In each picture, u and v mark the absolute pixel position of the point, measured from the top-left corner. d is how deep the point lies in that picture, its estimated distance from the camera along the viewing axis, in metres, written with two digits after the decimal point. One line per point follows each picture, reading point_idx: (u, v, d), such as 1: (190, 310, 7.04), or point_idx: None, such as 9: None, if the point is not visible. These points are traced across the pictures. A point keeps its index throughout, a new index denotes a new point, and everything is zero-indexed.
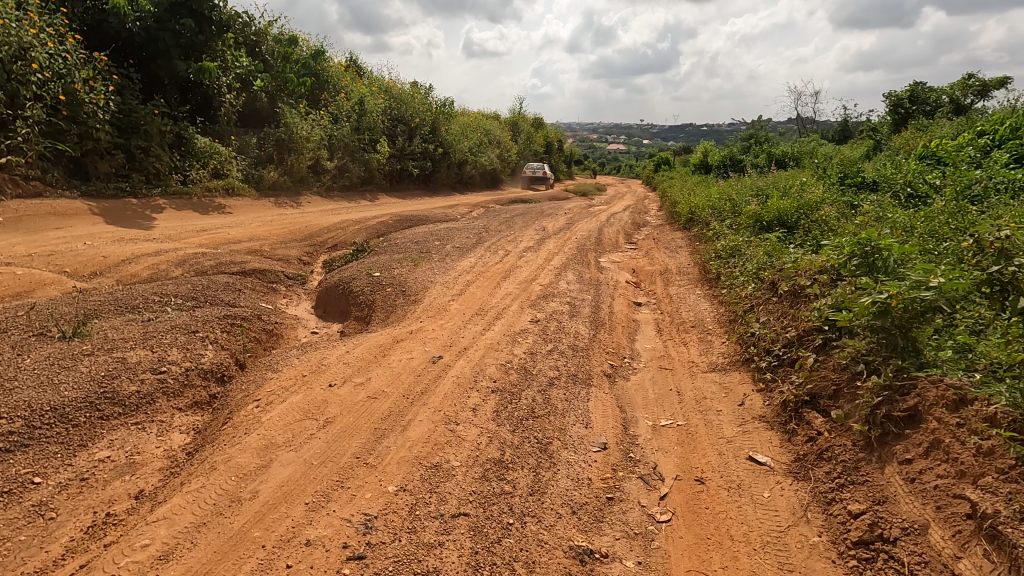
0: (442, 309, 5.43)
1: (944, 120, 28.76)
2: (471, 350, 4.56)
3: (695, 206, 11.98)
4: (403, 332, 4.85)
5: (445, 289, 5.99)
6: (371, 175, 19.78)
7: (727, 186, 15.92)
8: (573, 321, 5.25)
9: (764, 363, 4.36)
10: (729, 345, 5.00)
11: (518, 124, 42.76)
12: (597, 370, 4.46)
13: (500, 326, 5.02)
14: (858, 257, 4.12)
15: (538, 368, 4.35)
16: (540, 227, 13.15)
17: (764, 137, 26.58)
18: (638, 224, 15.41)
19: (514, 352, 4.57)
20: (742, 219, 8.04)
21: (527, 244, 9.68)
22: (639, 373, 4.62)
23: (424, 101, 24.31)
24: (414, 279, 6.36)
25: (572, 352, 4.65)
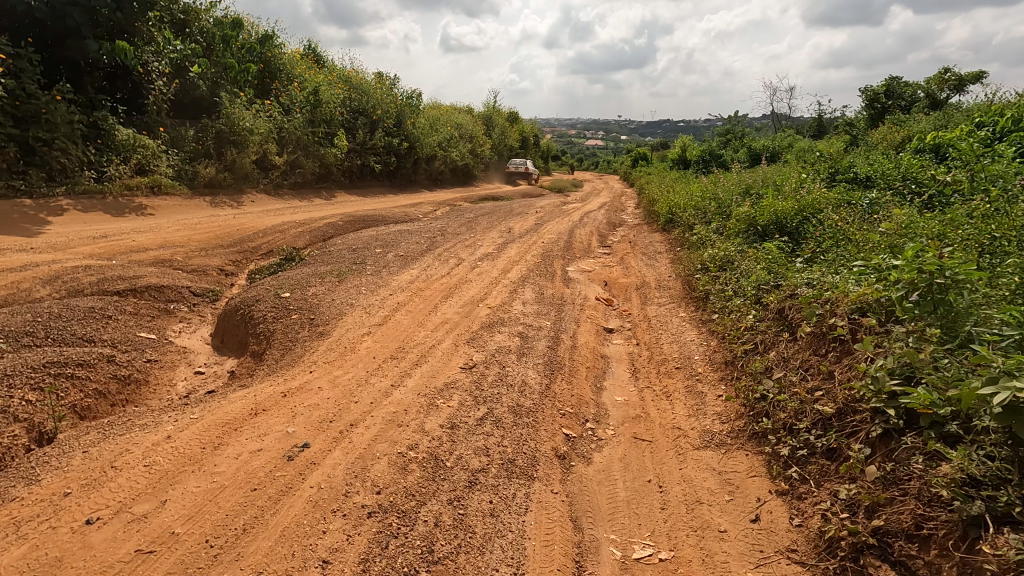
0: (351, 349, 4.17)
1: (921, 114, 28.36)
2: (358, 431, 3.29)
3: (674, 205, 10.88)
4: (274, 396, 3.61)
5: (366, 316, 4.73)
6: (328, 171, 18.34)
7: (708, 182, 14.89)
8: (521, 364, 4.05)
9: (787, 449, 3.19)
10: (727, 404, 3.82)
11: (491, 117, 41.46)
12: (546, 451, 3.24)
13: (419, 377, 3.82)
14: (920, 292, 3.05)
15: (462, 462, 3.06)
16: (505, 227, 11.92)
17: (742, 131, 25.82)
18: (613, 223, 14.28)
19: (428, 425, 3.33)
20: (731, 221, 6.95)
21: (485, 250, 8.46)
22: (607, 452, 3.39)
23: (389, 92, 22.83)
24: (329, 302, 5.08)
25: (513, 419, 3.44)
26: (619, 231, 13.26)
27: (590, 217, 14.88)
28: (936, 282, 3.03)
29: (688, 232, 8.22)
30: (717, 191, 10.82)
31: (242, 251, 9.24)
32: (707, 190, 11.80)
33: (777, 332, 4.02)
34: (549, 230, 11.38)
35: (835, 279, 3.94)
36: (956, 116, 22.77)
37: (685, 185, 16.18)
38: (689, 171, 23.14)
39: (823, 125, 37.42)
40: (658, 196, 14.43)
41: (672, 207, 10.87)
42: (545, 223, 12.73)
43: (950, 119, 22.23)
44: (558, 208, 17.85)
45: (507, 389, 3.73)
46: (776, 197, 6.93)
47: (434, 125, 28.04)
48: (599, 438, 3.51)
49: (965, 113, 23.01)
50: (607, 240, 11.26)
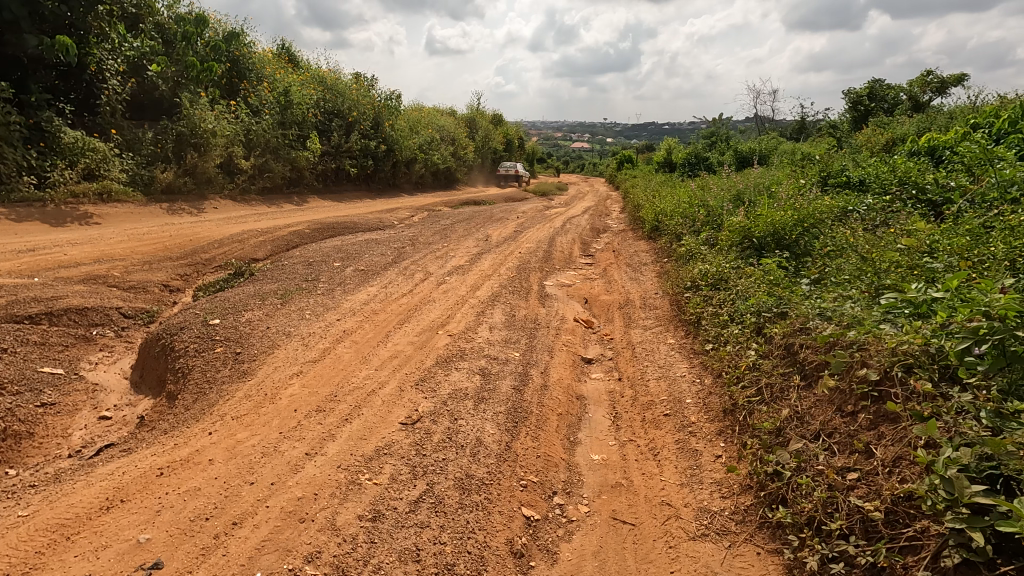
0: (273, 397, 3.48)
1: (904, 117, 28.27)
2: (244, 530, 2.52)
3: (660, 212, 10.30)
4: (147, 474, 2.86)
5: (300, 349, 4.03)
6: (301, 176, 17.56)
7: (694, 186, 14.37)
8: (478, 416, 3.38)
9: (816, 558, 2.46)
10: (732, 477, 3.14)
11: (474, 120, 40.85)
12: (502, 549, 2.55)
13: (347, 438, 3.14)
14: (994, 346, 2.56)
15: (384, 573, 2.31)
16: (483, 235, 11.26)
17: (727, 134, 25.46)
18: (596, 229, 13.69)
19: (341, 518, 2.59)
20: (723, 231, 6.36)
21: (456, 262, 7.79)
22: (575, 546, 2.71)
23: (366, 93, 22.06)
24: (262, 331, 4.39)
25: (459, 497, 2.76)
26: (603, 237, 12.65)
27: (573, 223, 14.27)
28: (1011, 332, 2.55)
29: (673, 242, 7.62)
30: (705, 196, 10.26)
31: (192, 264, 8.47)
32: (693, 195, 11.23)
33: (786, 375, 3.43)
34: (529, 238, 10.74)
35: (854, 312, 3.37)
36: (941, 117, 22.56)
37: (671, 188, 15.63)
38: (674, 174, 22.66)
39: (807, 128, 37.30)
40: (642, 201, 13.87)
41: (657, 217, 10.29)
42: (525, 231, 12.08)
43: (935, 121, 22.00)
44: (541, 213, 17.23)
45: (456, 451, 3.07)
46: (770, 204, 6.36)
47: (414, 128, 27.30)
48: (568, 520, 2.84)
49: (950, 115, 22.82)
50: (590, 248, 10.65)
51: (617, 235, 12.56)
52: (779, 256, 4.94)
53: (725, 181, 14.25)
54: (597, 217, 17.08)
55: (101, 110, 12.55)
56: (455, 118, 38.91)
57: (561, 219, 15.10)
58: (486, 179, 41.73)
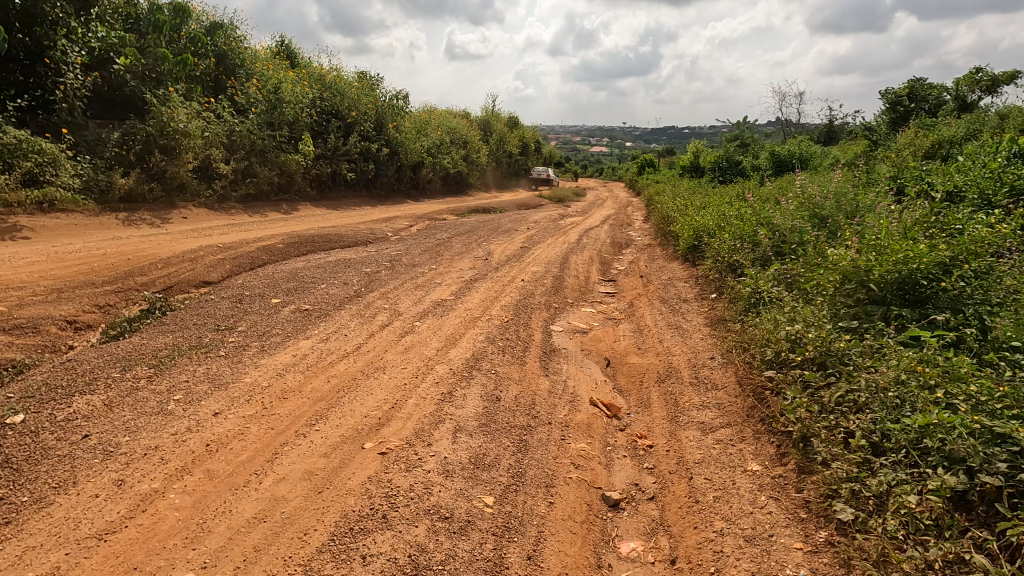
0: None
1: (952, 118, 25.77)
2: None
3: (701, 218, 8.46)
4: None
5: (81, 513, 2.40)
6: (292, 179, 16.05)
7: (731, 193, 12.46)
8: None
9: None
10: None
11: (488, 123, 39.31)
12: None
13: None
14: None
15: None
16: (483, 253, 9.53)
17: (751, 138, 23.39)
18: (617, 244, 11.85)
19: None
20: (811, 266, 4.49)
21: (438, 295, 6.06)
22: None
23: (368, 92, 20.53)
24: (62, 459, 2.71)
25: None
26: (625, 254, 10.80)
27: (592, 235, 12.45)
28: None
29: (721, 271, 5.78)
30: (755, 203, 8.38)
31: (118, 291, 6.89)
32: (735, 205, 9.34)
33: None
34: (536, 256, 9.00)
35: None
36: (996, 117, 20.28)
37: (702, 196, 13.73)
38: (700, 180, 20.70)
39: (837, 131, 35.01)
40: (670, 209, 12.02)
41: (699, 220, 8.46)
42: (533, 246, 10.32)
43: (990, 122, 19.73)
44: (554, 223, 15.43)
45: None
46: (876, 225, 4.48)
47: (421, 130, 25.72)
48: None
49: (1007, 115, 20.50)
50: (610, 271, 8.82)
51: (643, 252, 10.70)
52: (939, 337, 3.23)
53: (767, 188, 12.31)
54: (617, 228, 15.23)
55: (57, 107, 11.11)
56: (467, 120, 37.34)
57: (577, 230, 13.30)
58: (500, 184, 40.05)
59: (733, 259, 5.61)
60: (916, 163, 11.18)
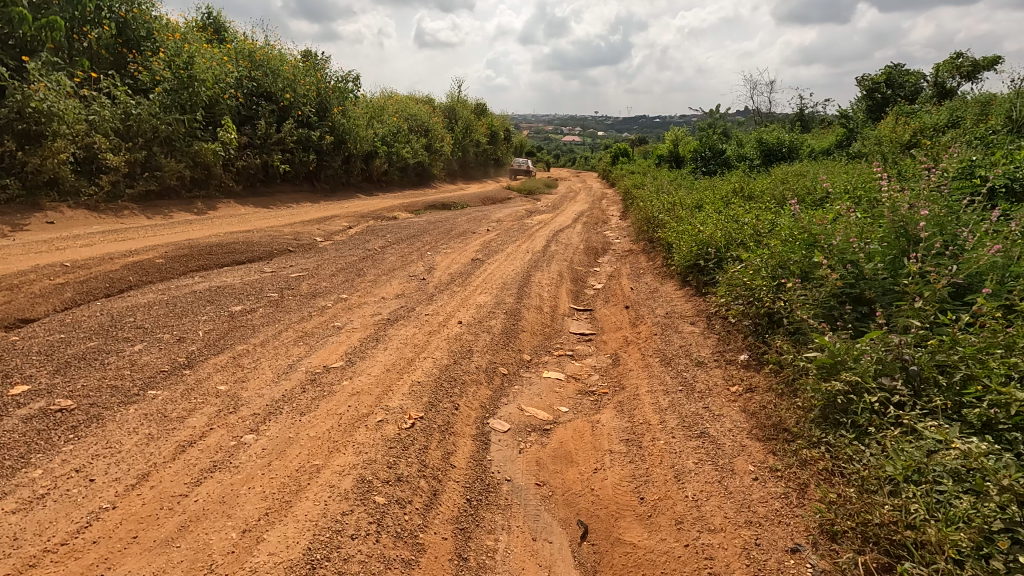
0: None
1: (934, 105, 24.36)
2: None
3: (707, 224, 6.47)
4: None
5: None
6: (209, 172, 13.59)
7: (724, 188, 10.55)
8: None
9: None
10: None
11: (453, 110, 36.84)
12: None
13: None
14: None
15: None
16: (423, 269, 7.41)
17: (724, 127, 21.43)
18: (592, 250, 9.82)
19: None
20: (971, 351, 2.74)
21: (323, 358, 3.93)
22: None
23: (306, 72, 17.98)
24: None
25: None
26: (602, 265, 8.78)
27: (564, 239, 10.40)
28: None
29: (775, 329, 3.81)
30: (774, 207, 6.45)
31: None
32: (741, 208, 7.41)
33: None
34: (490, 274, 6.94)
35: None
36: (981, 103, 18.93)
37: (690, 192, 11.79)
38: (678, 172, 18.84)
39: (811, 119, 33.65)
40: (656, 206, 10.07)
41: (703, 226, 6.47)
42: (489, 258, 8.21)
43: (981, 108, 18.25)
44: (518, 222, 13.30)
45: None
46: None
47: (374, 116, 23.22)
48: None
49: (992, 100, 19.16)
50: (585, 295, 6.79)
51: (625, 263, 8.71)
52: None
53: (767, 182, 10.44)
54: (592, 228, 13.22)
55: None
56: (429, 107, 34.79)
57: (546, 232, 11.21)
58: (466, 176, 37.66)
59: (803, 306, 3.63)
60: (937, 151, 9.44)
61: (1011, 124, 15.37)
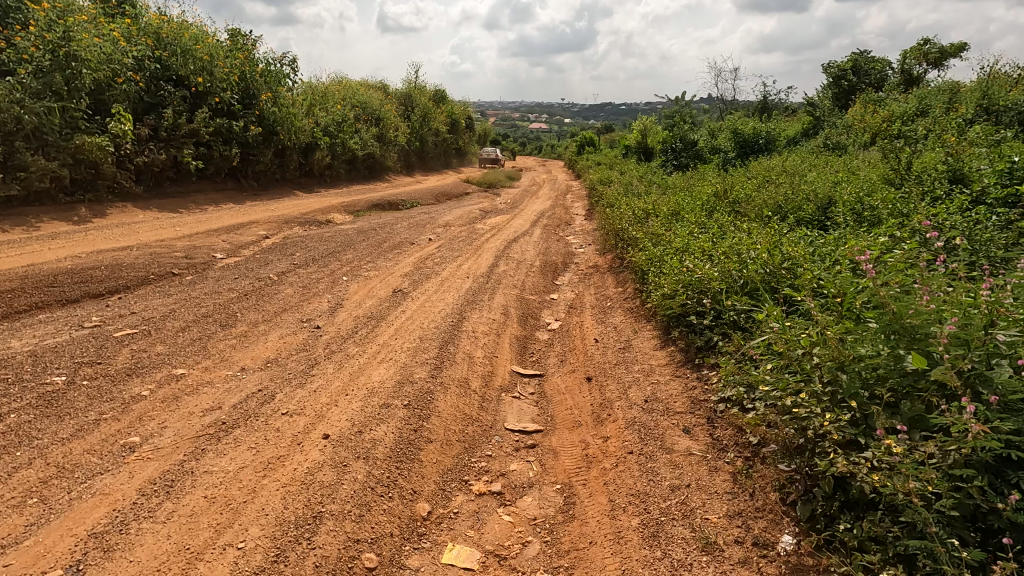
0: None
1: (902, 93, 23.47)
2: None
3: (697, 255, 4.91)
4: None
5: None
6: (98, 170, 11.39)
7: (702, 192, 9.07)
8: None
9: None
10: None
11: (409, 98, 34.62)
12: None
13: None
14: None
15: None
16: (325, 310, 5.63)
17: (690, 115, 19.36)
18: (550, 268, 8.18)
19: None
20: None
21: (32, 556, 2.26)
22: None
23: (225, 51, 15.70)
24: None
25: None
26: (561, 291, 7.17)
27: (518, 252, 8.73)
28: None
29: (876, 532, 2.19)
30: (784, 235, 4.94)
31: None
32: (733, 228, 5.90)
33: None
34: (409, 315, 5.25)
35: None
36: (952, 91, 18.01)
37: (666, 194, 10.28)
38: (646, 166, 17.38)
39: (777, 107, 32.68)
40: (625, 214, 8.50)
41: (693, 257, 4.89)
42: (418, 286, 6.47)
43: (954, 95, 17.27)
44: (469, 227, 11.59)
45: None
46: None
47: (314, 103, 20.98)
48: None
49: (963, 87, 18.27)
50: (535, 346, 5.14)
51: (590, 289, 7.09)
52: None
53: (752, 184, 8.97)
54: (553, 234, 11.59)
55: None
56: (382, 93, 32.46)
57: (498, 242, 9.51)
58: (424, 168, 35.58)
59: (945, 495, 2.06)
60: (942, 147, 8.13)
61: (986, 113, 14.36)
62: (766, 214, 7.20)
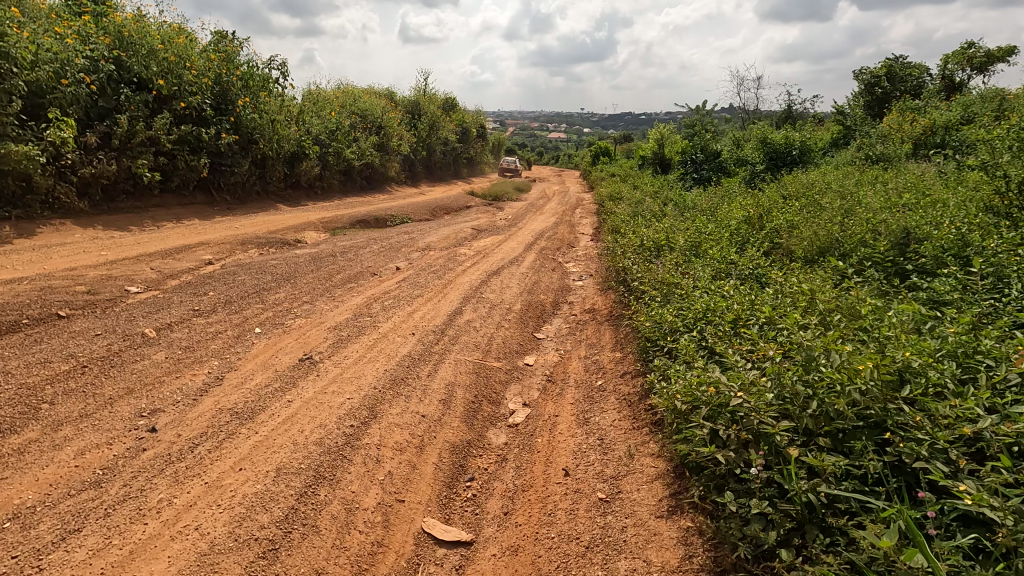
0: None
1: (942, 102, 21.35)
2: None
3: (744, 348, 3.29)
4: None
5: None
6: (29, 183, 9.96)
7: (730, 217, 7.28)
8: None
9: None
10: None
11: (417, 105, 33.30)
12: None
13: None
14: None
15: None
16: (187, 393, 3.93)
17: (713, 123, 17.55)
18: (533, 313, 6.43)
19: None
20: None
21: None
22: None
23: (197, 52, 14.28)
24: None
25: None
26: (541, 350, 5.45)
27: (495, 290, 7.00)
28: None
29: None
30: (871, 306, 3.33)
31: None
32: (783, 284, 4.25)
33: None
34: (295, 408, 3.56)
35: None
36: (1008, 97, 15.93)
37: (684, 216, 8.51)
38: (662, 180, 15.56)
39: (804, 115, 30.58)
40: (631, 241, 6.76)
41: (737, 352, 3.29)
42: (341, 347, 4.74)
43: (1011, 102, 15.17)
44: (451, 251, 9.93)
45: None
46: None
47: (305, 109, 19.62)
48: None
49: (1019, 94, 16.17)
50: (478, 469, 3.38)
51: (578, 351, 5.30)
52: None
53: (794, 207, 7.18)
54: (549, 260, 9.83)
55: None
56: (387, 100, 31.10)
57: (475, 274, 7.79)
58: (431, 178, 34.12)
59: None
60: None
61: None
62: (817, 254, 5.47)
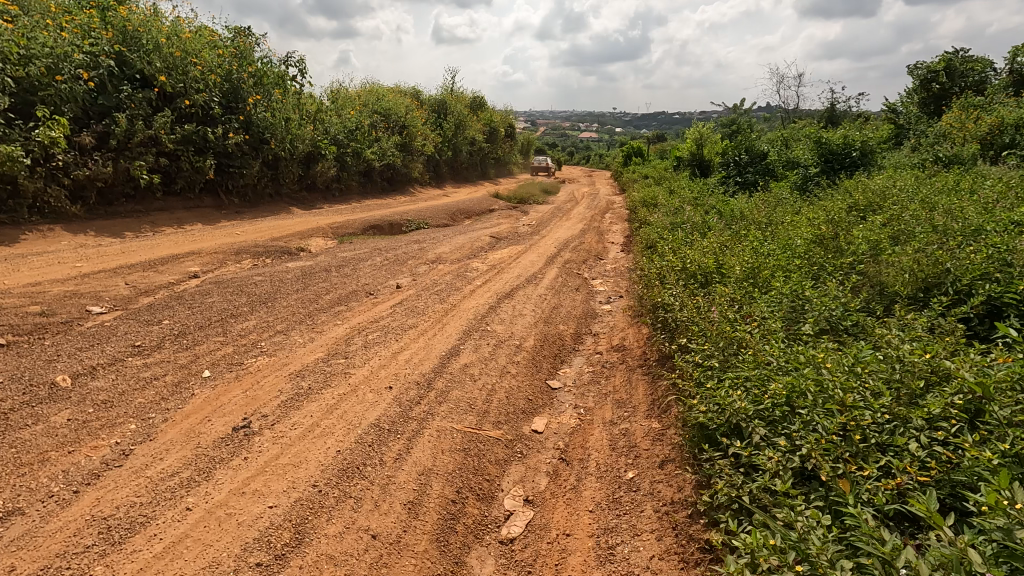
0: None
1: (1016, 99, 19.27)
2: None
3: (879, 487, 2.30)
4: None
5: None
6: (15, 186, 9.31)
7: (795, 235, 5.95)
8: None
9: None
10: None
11: (444, 104, 32.44)
12: None
13: None
14: None
15: None
16: (67, 483, 2.91)
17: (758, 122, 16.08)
18: (548, 352, 5.25)
19: None
20: None
21: None
22: None
23: (206, 47, 13.57)
24: None
25: None
26: (555, 407, 4.31)
27: (505, 319, 5.85)
28: None
29: None
30: None
31: None
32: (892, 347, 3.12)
33: None
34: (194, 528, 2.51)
35: None
36: None
37: (732, 230, 7.17)
38: (701, 184, 14.16)
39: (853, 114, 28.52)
40: (672, 265, 5.52)
41: (869, 495, 2.29)
42: (292, 409, 3.64)
43: None
44: (463, 263, 8.86)
45: None
46: None
47: (323, 107, 18.87)
48: None
49: None
50: None
51: (602, 416, 4.11)
52: None
53: (876, 223, 5.79)
54: (573, 276, 8.62)
55: None
56: (413, 100, 30.26)
57: (484, 297, 6.66)
58: (457, 179, 33.22)
59: None
60: None
61: None
62: (922, 289, 4.16)
